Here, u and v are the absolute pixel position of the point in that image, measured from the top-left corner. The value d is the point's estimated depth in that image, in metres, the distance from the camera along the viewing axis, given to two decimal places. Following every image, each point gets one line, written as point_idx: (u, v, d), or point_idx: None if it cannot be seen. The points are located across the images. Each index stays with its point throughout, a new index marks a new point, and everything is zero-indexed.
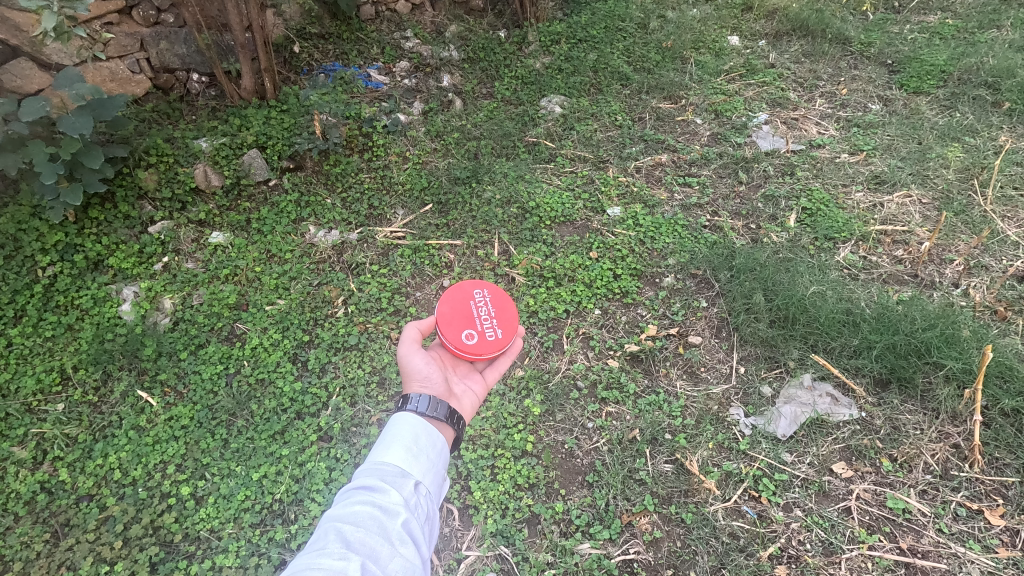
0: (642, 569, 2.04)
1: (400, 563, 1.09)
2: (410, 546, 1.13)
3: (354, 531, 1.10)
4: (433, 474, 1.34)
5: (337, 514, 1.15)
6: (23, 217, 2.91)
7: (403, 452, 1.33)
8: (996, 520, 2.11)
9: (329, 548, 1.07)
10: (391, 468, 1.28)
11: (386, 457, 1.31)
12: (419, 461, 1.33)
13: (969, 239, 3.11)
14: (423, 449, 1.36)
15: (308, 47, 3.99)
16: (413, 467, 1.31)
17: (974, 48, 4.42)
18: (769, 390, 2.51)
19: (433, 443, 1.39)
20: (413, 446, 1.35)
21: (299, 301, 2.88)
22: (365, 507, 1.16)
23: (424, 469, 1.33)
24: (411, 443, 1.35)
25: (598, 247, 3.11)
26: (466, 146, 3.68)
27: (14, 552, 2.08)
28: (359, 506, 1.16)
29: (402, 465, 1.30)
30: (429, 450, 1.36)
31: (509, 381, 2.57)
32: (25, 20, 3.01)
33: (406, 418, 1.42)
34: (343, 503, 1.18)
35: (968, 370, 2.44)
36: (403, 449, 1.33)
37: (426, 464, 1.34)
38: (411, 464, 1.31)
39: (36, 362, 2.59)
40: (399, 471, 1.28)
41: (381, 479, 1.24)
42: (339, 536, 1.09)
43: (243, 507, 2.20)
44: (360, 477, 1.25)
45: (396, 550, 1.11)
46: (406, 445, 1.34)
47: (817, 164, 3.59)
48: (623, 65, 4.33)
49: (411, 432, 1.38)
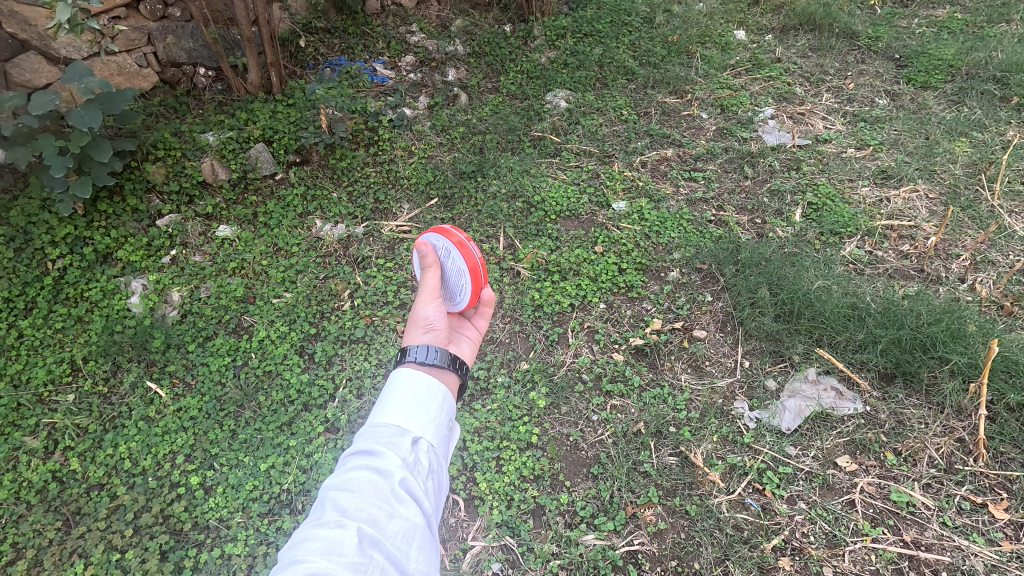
0: (646, 560, 2.06)
1: (400, 523, 1.09)
2: (409, 505, 1.12)
3: (350, 497, 1.10)
4: (434, 428, 1.31)
5: (335, 481, 1.15)
6: (33, 210, 2.95)
7: (400, 410, 1.30)
8: (1000, 514, 2.12)
9: (326, 517, 1.07)
10: (388, 429, 1.26)
11: (383, 418, 1.28)
12: (418, 417, 1.30)
13: (976, 234, 3.10)
14: (421, 405, 1.32)
15: (314, 41, 4.01)
16: (411, 424, 1.28)
17: (983, 43, 4.39)
18: (773, 384, 2.52)
19: (432, 395, 1.35)
20: (410, 402, 1.32)
21: (306, 294, 2.90)
22: (361, 472, 1.15)
23: (424, 424, 1.30)
24: (407, 400, 1.32)
25: (603, 241, 3.12)
26: (471, 140, 3.68)
27: (26, 539, 2.11)
28: (355, 471, 1.16)
29: (400, 424, 1.27)
30: (429, 406, 1.33)
31: (515, 373, 2.59)
32: (35, 14, 3.04)
33: (403, 374, 1.39)
34: (341, 469, 1.18)
35: (973, 365, 2.44)
36: (400, 408, 1.30)
37: (427, 419, 1.31)
38: (408, 421, 1.28)
39: (46, 354, 2.62)
40: (397, 431, 1.26)
41: (377, 441, 1.22)
42: (335, 504, 1.10)
43: (252, 497, 2.23)
44: (357, 441, 1.24)
45: (395, 510, 1.10)
46: (402, 404, 1.31)
47: (823, 159, 3.59)
48: (629, 60, 4.33)
49: (407, 388, 1.35)
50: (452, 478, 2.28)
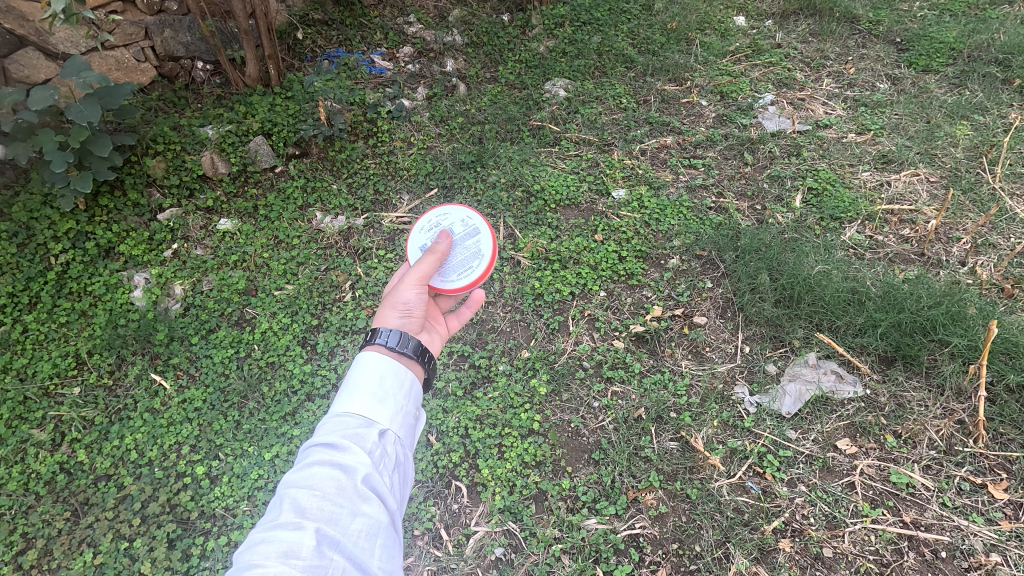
0: (647, 543, 2.08)
1: (363, 522, 1.10)
2: (373, 502, 1.14)
3: (310, 496, 1.11)
4: (400, 418, 1.33)
5: (295, 478, 1.15)
6: (35, 207, 2.98)
7: (365, 400, 1.31)
8: (1000, 494, 2.13)
9: (283, 518, 1.08)
10: (353, 420, 1.27)
11: (348, 409, 1.29)
12: (383, 408, 1.32)
13: (977, 217, 3.09)
14: (387, 395, 1.34)
15: (312, 33, 4.02)
16: (375, 415, 1.30)
17: (985, 25, 4.36)
18: (774, 368, 2.53)
19: (398, 383, 1.38)
20: (376, 392, 1.34)
21: (308, 286, 2.92)
22: (323, 468, 1.16)
23: (389, 415, 1.32)
24: (374, 390, 1.34)
25: (603, 230, 3.12)
26: (471, 130, 3.67)
27: (35, 529, 2.14)
28: (317, 467, 1.16)
29: (365, 415, 1.28)
30: (395, 397, 1.35)
31: (515, 361, 2.60)
32: (32, 9, 3.05)
33: (369, 361, 1.41)
34: (302, 463, 1.19)
35: (973, 347, 2.44)
36: (365, 398, 1.32)
37: (392, 410, 1.33)
38: (374, 412, 1.30)
39: (51, 347, 2.64)
40: (363, 422, 1.27)
41: (341, 435, 1.23)
42: (294, 503, 1.10)
43: (257, 486, 2.26)
44: (320, 434, 1.24)
45: (358, 509, 1.11)
46: (369, 393, 1.33)
47: (824, 144, 3.57)
48: (627, 48, 4.31)
49: (374, 377, 1.37)
50: (454, 465, 2.30)
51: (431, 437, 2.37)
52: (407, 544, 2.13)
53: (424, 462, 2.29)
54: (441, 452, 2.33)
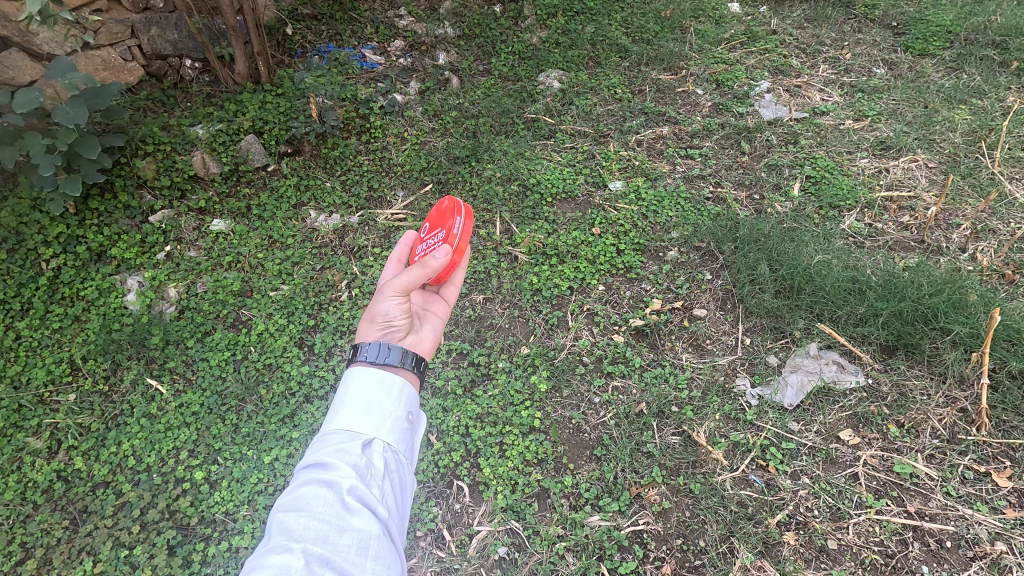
0: (652, 539, 2.07)
1: (353, 536, 1.07)
2: (362, 515, 1.11)
3: (298, 516, 1.08)
4: (389, 426, 1.31)
5: (285, 501, 1.14)
6: (24, 211, 2.94)
7: (352, 415, 1.30)
8: (1003, 482, 2.13)
9: (274, 542, 1.06)
10: (340, 436, 1.26)
11: (336, 425, 1.29)
12: (371, 419, 1.30)
13: (976, 203, 3.07)
14: (374, 406, 1.33)
15: (301, 29, 3.97)
16: (362, 427, 1.28)
17: (982, 7, 4.31)
18: (775, 360, 2.51)
19: (385, 391, 1.36)
20: (363, 404, 1.33)
21: (303, 286, 2.88)
22: (311, 487, 1.14)
23: (377, 425, 1.30)
24: (359, 402, 1.33)
25: (600, 223, 3.09)
26: (464, 124, 3.62)
27: (35, 538, 2.12)
28: (304, 486, 1.14)
29: (353, 429, 1.28)
30: (383, 407, 1.33)
31: (515, 358, 2.58)
32: (13, 9, 2.99)
33: (356, 374, 1.40)
34: (293, 483, 1.17)
35: (975, 335, 2.43)
36: (352, 412, 1.31)
37: (380, 420, 1.31)
38: (361, 424, 1.29)
39: (45, 354, 2.61)
40: (350, 436, 1.26)
41: (328, 452, 1.22)
42: (282, 526, 1.08)
43: (257, 490, 2.24)
44: (310, 454, 1.23)
45: (346, 523, 1.08)
46: (356, 406, 1.32)
47: (822, 131, 3.54)
48: (621, 37, 4.25)
49: (360, 388, 1.36)
50: (455, 464, 2.29)
51: (431, 436, 2.35)
52: (410, 544, 2.11)
53: (425, 462, 2.27)
54: (442, 451, 2.31)
